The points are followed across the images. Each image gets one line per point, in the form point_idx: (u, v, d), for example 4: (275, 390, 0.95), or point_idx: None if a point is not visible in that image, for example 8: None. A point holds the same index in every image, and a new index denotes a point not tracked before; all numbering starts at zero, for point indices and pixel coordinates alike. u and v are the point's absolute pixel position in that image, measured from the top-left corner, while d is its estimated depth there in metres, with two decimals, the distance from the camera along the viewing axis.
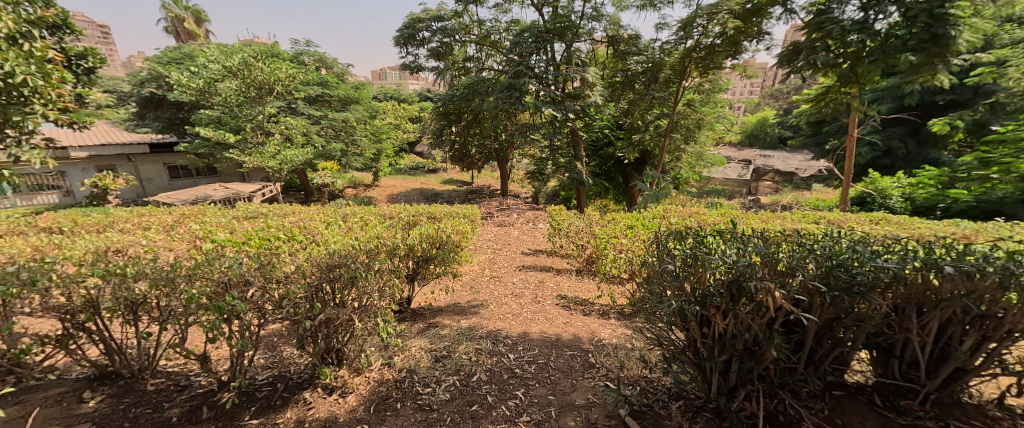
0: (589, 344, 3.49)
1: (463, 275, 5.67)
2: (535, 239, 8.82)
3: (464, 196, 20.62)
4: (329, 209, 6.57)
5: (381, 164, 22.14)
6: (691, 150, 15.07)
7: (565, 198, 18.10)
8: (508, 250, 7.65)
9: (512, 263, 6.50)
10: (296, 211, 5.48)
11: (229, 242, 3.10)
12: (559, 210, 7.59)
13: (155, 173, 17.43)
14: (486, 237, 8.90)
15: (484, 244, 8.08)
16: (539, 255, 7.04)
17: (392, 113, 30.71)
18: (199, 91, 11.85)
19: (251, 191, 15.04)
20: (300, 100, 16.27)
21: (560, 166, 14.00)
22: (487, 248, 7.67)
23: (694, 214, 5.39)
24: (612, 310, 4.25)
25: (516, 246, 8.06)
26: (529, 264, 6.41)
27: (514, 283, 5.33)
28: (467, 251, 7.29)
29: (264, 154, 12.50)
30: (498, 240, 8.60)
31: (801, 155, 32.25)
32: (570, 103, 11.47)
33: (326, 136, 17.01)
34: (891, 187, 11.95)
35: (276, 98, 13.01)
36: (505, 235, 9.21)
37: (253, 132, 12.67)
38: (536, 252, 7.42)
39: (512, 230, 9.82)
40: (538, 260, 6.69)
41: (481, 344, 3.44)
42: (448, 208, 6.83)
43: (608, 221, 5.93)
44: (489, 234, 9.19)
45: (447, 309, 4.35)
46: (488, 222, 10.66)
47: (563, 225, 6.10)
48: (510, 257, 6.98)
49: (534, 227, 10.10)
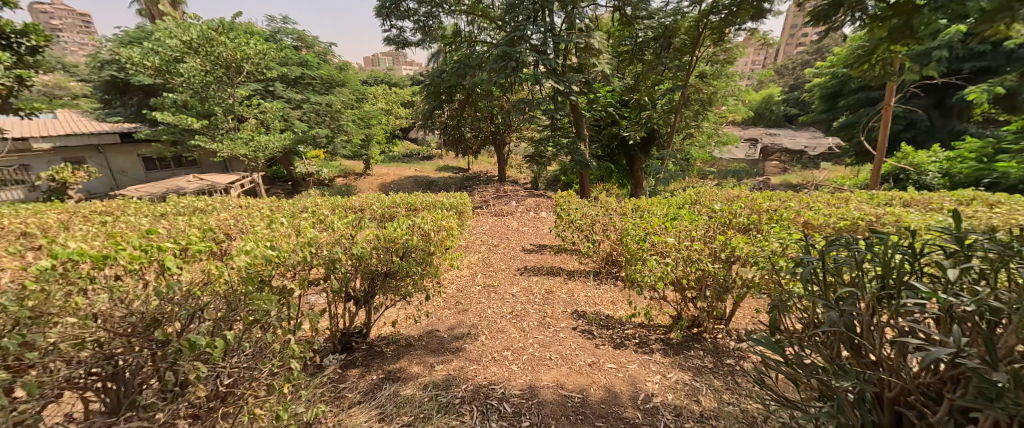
0: (633, 411, 2.55)
1: (447, 285, 4.71)
2: (540, 232, 7.75)
3: (460, 183, 19.66)
4: (292, 201, 5.57)
5: (371, 151, 21.07)
6: (701, 126, 14.02)
7: (567, 183, 17.15)
8: (508, 247, 6.60)
9: (512, 265, 5.48)
10: (244, 204, 4.49)
11: (78, 256, 2.13)
12: (563, 197, 6.55)
13: (128, 165, 16.50)
14: (481, 230, 7.84)
15: (478, 240, 7.04)
16: (543, 253, 6.02)
17: (383, 98, 29.42)
18: (158, 71, 10.67)
19: (228, 181, 14.01)
20: (277, 81, 15.19)
21: (561, 147, 12.96)
22: (482, 245, 6.67)
23: (725, 199, 4.44)
24: (653, 338, 3.33)
25: (517, 241, 7.02)
26: (532, 265, 5.37)
27: (515, 296, 4.36)
28: (456, 251, 6.25)
29: (237, 141, 11.49)
30: (495, 234, 7.53)
31: (808, 131, 31.18)
32: (573, 75, 10.35)
33: (309, 121, 15.88)
34: (926, 161, 10.71)
35: (247, 78, 11.88)
36: (504, 227, 8.18)
37: (224, 117, 11.70)
38: (539, 249, 6.39)
39: (509, 220, 8.84)
40: (543, 260, 5.67)
41: (461, 418, 2.53)
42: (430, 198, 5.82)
43: (625, 210, 4.92)
44: (485, 226, 8.22)
45: (420, 343, 3.43)
46: (484, 211, 9.70)
47: (569, 214, 5.07)
48: (509, 256, 5.94)
49: (535, 217, 9.12)
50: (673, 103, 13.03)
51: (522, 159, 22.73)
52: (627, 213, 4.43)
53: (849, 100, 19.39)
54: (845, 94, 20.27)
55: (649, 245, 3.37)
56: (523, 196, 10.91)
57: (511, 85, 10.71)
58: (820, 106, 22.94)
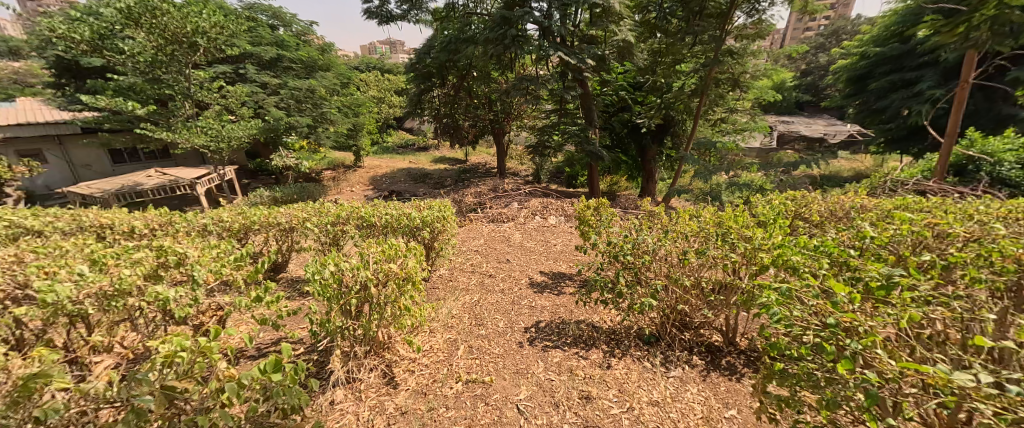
0: None
1: (401, 380, 3.59)
2: (548, 249, 6.49)
3: (456, 176, 18.31)
4: (203, 236, 4.20)
5: (361, 141, 19.62)
6: (723, 111, 12.54)
7: (571, 176, 15.84)
8: (512, 277, 5.46)
9: (511, 324, 4.39)
10: (97, 272, 3.18)
11: None
12: (583, 206, 5.33)
13: (92, 158, 15.05)
14: (474, 247, 6.60)
15: (467, 265, 5.88)
16: (559, 295, 4.94)
17: (374, 85, 27.81)
18: (96, 46, 9.18)
19: (196, 175, 12.49)
20: (250, 64, 13.71)
21: (567, 136, 11.48)
22: (476, 276, 5.49)
23: (855, 231, 3.36)
24: None
25: (520, 265, 5.85)
26: (545, 325, 4.34)
27: (523, 413, 3.26)
28: (434, 294, 5.03)
29: (194, 130, 9.96)
30: (488, 253, 6.33)
31: (825, 118, 29.52)
32: (584, 47, 8.84)
33: (288, 108, 14.39)
34: (1000, 150, 8.87)
35: (205, 56, 10.33)
36: (502, 241, 6.90)
37: (180, 103, 10.22)
38: (546, 283, 5.27)
39: (507, 228, 7.60)
40: (556, 311, 4.60)
41: None
42: (378, 219, 4.71)
43: (703, 239, 3.80)
44: (481, 239, 6.98)
45: None
46: (479, 216, 8.31)
47: (633, 243, 3.83)
48: (511, 300, 4.86)
49: (540, 223, 7.82)
50: (694, 85, 11.52)
51: (522, 150, 21.30)
52: (731, 254, 3.31)
53: (880, 82, 17.64)
54: (875, 76, 18.50)
55: (854, 368, 2.23)
56: (524, 195, 9.48)
57: (511, 61, 9.21)
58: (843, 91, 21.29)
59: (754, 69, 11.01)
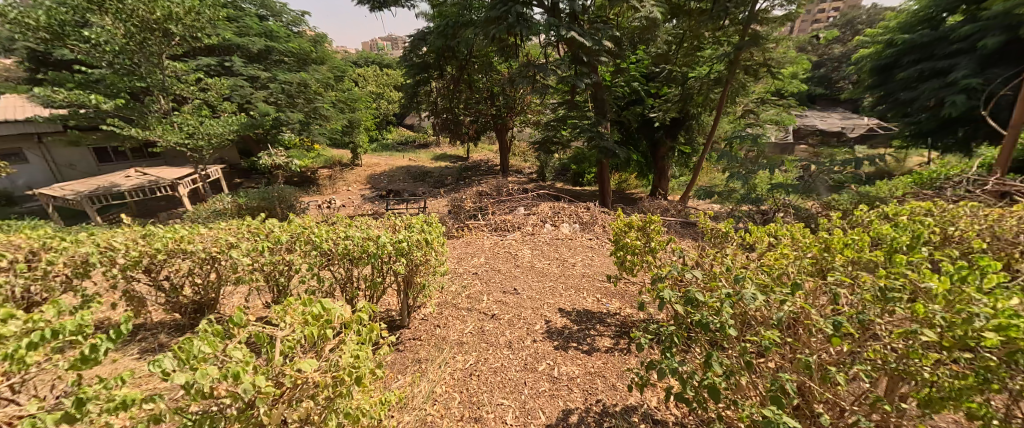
0: None
1: None
2: (564, 272, 5.59)
3: (456, 174, 17.47)
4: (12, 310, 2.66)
5: (358, 138, 18.80)
6: (746, 104, 11.55)
7: (578, 173, 14.96)
8: (519, 320, 4.52)
9: (523, 418, 3.30)
10: None
11: None
12: (624, 223, 4.30)
13: (76, 157, 14.21)
14: (473, 269, 5.75)
15: (465, 300, 4.95)
16: (589, 354, 3.93)
17: (371, 80, 27.02)
18: (56, 33, 8.29)
19: (180, 176, 11.33)
20: (236, 56, 12.78)
21: (576, 132, 10.56)
22: (473, 320, 4.56)
23: None
24: None
25: (530, 300, 4.92)
26: (573, 415, 3.30)
27: None
28: (417, 353, 4.05)
29: (169, 126, 9.00)
30: (490, 279, 5.45)
31: (840, 112, 28.47)
32: (599, 29, 7.86)
33: (279, 104, 13.50)
34: None
35: (181, 45, 9.40)
36: (508, 259, 6.04)
37: (156, 97, 9.31)
38: (569, 331, 4.30)
39: (513, 241, 6.74)
40: (590, 387, 3.54)
41: None
42: (328, 244, 3.75)
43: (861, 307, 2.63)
44: (482, 258, 6.11)
45: None
46: (480, 225, 7.47)
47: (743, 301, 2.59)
48: (524, 364, 3.85)
49: (551, 235, 6.93)
50: (717, 74, 10.51)
51: (525, 147, 20.44)
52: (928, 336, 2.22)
53: (908, 71, 16.52)
54: (903, 65, 17.41)
55: None
56: (531, 197, 8.60)
57: (517, 45, 8.26)
58: (864, 82, 20.16)
59: (785, 56, 10.02)
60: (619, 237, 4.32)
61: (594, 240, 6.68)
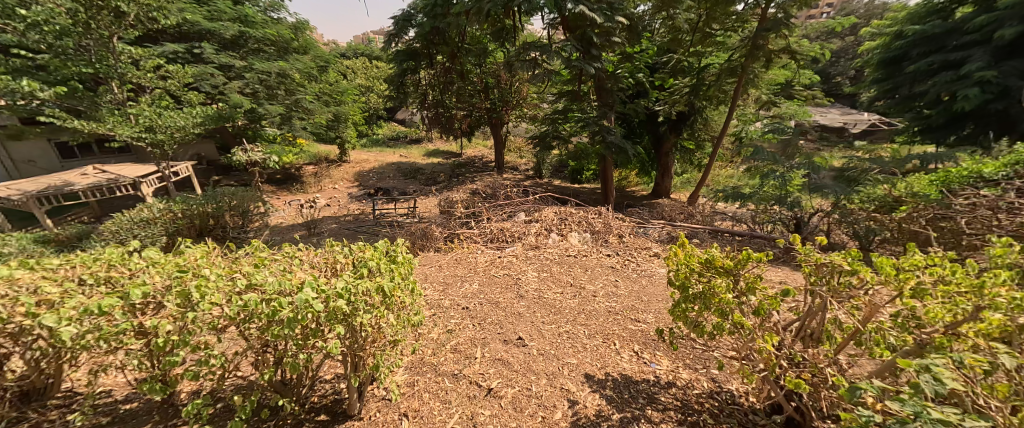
0: None
1: None
2: (577, 310, 4.68)
3: (449, 170, 16.66)
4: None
5: (346, 132, 17.85)
6: (760, 97, 10.77)
7: (576, 170, 14.23)
8: (528, 401, 3.50)
9: None
10: None
11: None
12: (709, 258, 3.20)
13: (36, 152, 13.03)
14: (461, 303, 4.83)
15: (451, 358, 3.99)
16: None
17: (360, 73, 26.03)
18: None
19: (143, 174, 10.27)
20: (207, 42, 11.73)
21: (580, 126, 9.73)
22: (447, 396, 3.57)
23: None
24: None
25: (542, 359, 3.95)
26: None
27: None
28: None
29: (121, 118, 7.95)
30: (486, 320, 4.52)
31: (840, 107, 27.97)
32: (608, 9, 6.97)
33: (256, 95, 12.50)
34: None
35: (136, 26, 8.35)
36: (507, 287, 5.15)
37: (112, 86, 8.30)
38: (605, 423, 3.28)
39: (512, 260, 5.85)
40: None
41: None
42: (213, 297, 2.71)
43: None
44: (474, 285, 5.20)
45: None
46: (473, 235, 6.61)
47: None
48: None
49: (552, 252, 6.03)
50: (731, 63, 9.68)
51: (521, 142, 19.64)
52: None
53: (918, 64, 15.60)
54: (912, 58, 16.52)
55: None
56: (532, 201, 7.78)
57: (514, 26, 7.35)
58: (871, 76, 19.29)
59: (805, 43, 9.21)
60: (699, 275, 3.26)
61: (607, 259, 5.80)
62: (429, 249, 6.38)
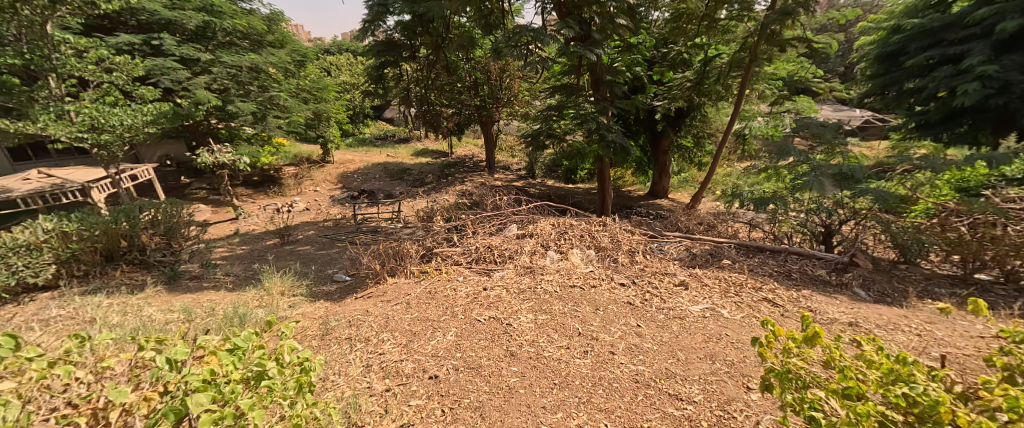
0: None
1: None
2: (578, 374, 3.80)
3: (438, 171, 15.82)
4: None
5: (327, 132, 16.91)
6: (764, 91, 10.10)
7: (570, 170, 13.51)
8: None
9: None
10: None
11: None
12: (927, 402, 2.10)
13: None
14: (433, 367, 3.94)
15: None
16: None
17: (345, 69, 25.04)
18: None
19: (94, 178, 9.34)
20: (168, 34, 10.82)
21: (575, 123, 8.95)
22: None
23: None
24: None
25: None
26: None
27: None
28: None
29: (58, 116, 7.05)
30: (460, 402, 3.54)
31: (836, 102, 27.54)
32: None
33: (224, 92, 11.57)
34: None
35: (76, 12, 7.44)
36: (493, 340, 4.26)
37: (48, 78, 7.39)
38: None
39: (501, 295, 5.01)
40: None
41: None
42: None
43: None
44: (449, 337, 4.32)
45: None
46: (456, 255, 5.82)
47: None
48: None
49: (548, 281, 5.21)
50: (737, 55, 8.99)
51: (513, 140, 18.83)
52: None
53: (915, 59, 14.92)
54: (909, 53, 15.76)
55: None
56: (526, 209, 7.04)
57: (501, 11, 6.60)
58: (866, 72, 18.64)
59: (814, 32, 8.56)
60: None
61: (611, 291, 4.99)
62: (404, 273, 5.62)
